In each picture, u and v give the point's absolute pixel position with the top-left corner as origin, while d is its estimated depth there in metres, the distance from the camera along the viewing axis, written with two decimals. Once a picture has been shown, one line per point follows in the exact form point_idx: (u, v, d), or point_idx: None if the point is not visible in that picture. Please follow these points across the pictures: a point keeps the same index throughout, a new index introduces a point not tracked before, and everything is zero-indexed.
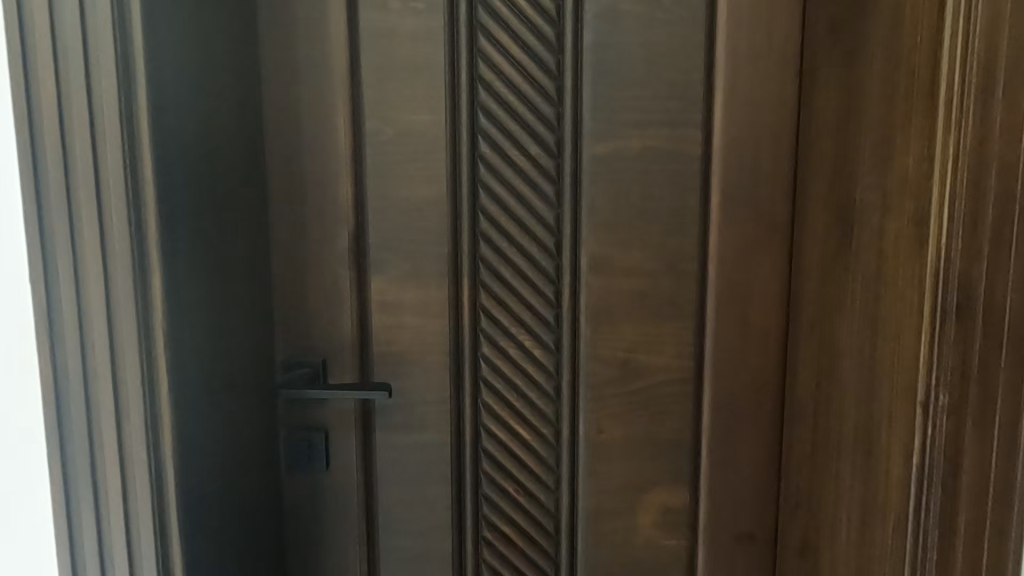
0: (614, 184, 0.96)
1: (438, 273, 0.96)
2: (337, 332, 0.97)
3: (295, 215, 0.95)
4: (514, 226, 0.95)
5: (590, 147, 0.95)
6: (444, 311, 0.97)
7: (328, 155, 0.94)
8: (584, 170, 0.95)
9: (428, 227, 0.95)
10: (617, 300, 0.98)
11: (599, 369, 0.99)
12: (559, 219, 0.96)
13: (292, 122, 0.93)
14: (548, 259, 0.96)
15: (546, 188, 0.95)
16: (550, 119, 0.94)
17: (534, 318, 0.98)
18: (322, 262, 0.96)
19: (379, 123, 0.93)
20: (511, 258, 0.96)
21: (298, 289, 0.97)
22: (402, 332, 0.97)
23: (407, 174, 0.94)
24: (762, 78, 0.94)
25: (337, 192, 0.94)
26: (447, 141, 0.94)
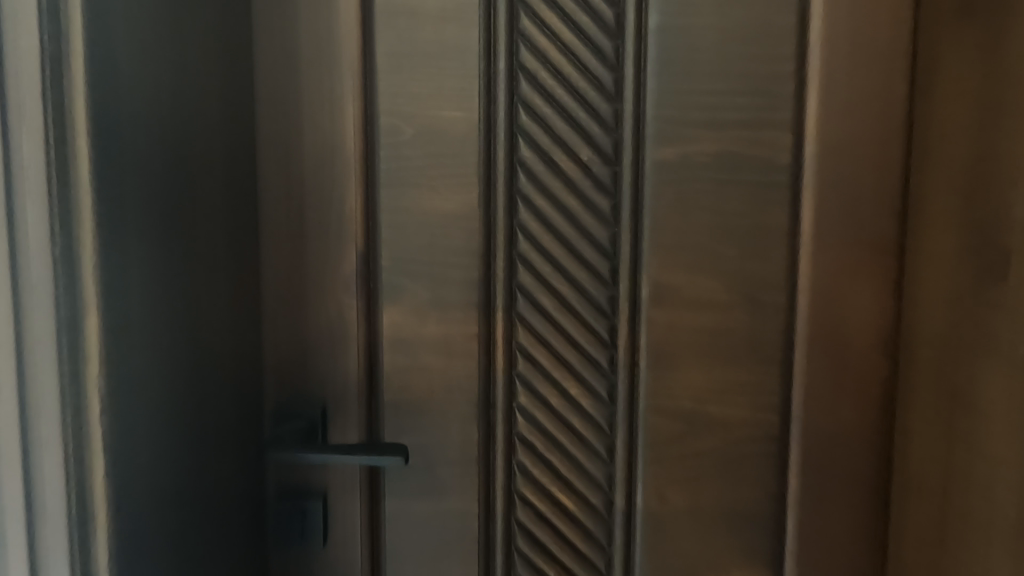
0: (684, 197, 0.78)
1: (467, 304, 0.78)
2: (341, 376, 0.79)
3: (292, 234, 0.78)
4: (560, 249, 0.78)
5: (654, 153, 0.78)
6: (471, 350, 0.79)
7: (332, 160, 0.77)
8: (647, 181, 0.78)
9: (455, 248, 0.77)
10: (685, 340, 0.80)
11: (661, 424, 0.81)
12: (615, 241, 0.78)
13: (290, 119, 0.76)
14: (603, 290, 0.79)
15: (602, 202, 0.78)
16: (606, 120, 0.77)
17: (584, 361, 0.80)
18: (325, 289, 0.78)
19: (395, 120, 0.76)
20: (556, 288, 0.78)
21: (294, 322, 0.79)
22: (419, 377, 0.79)
23: (428, 183, 0.77)
24: (865, 70, 0.77)
25: (343, 205, 0.77)
26: (479, 143, 0.76)
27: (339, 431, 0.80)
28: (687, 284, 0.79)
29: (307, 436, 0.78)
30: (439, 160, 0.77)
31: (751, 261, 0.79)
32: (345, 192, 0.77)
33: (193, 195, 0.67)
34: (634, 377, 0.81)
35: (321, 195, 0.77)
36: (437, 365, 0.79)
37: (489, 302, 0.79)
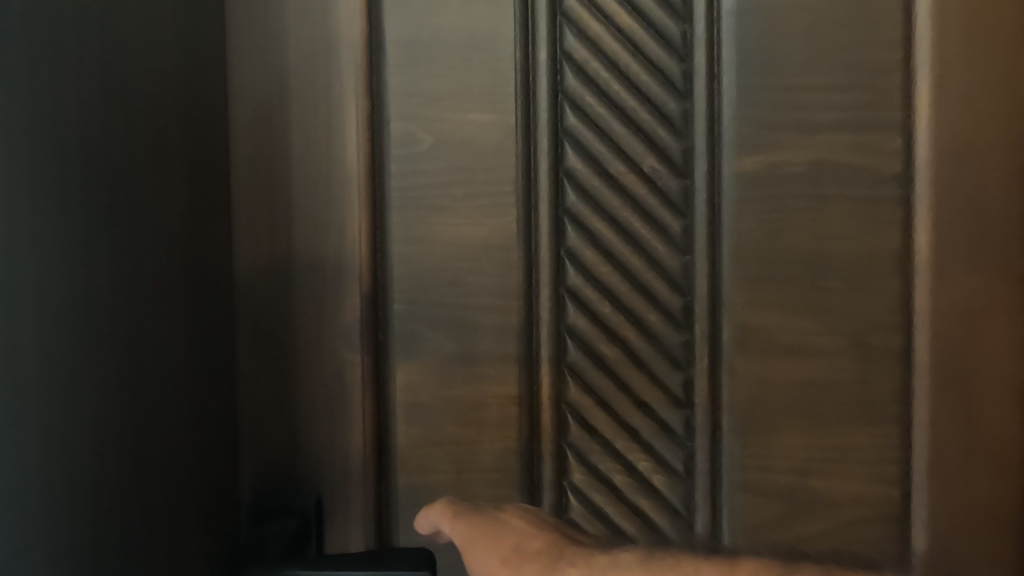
0: (772, 217, 0.62)
1: (503, 358, 0.61)
2: (340, 453, 0.61)
3: (277, 272, 0.61)
4: (621, 283, 0.61)
5: (734, 164, 0.61)
6: (510, 417, 0.61)
7: (328, 177, 0.60)
8: (725, 199, 0.62)
9: (488, 286, 0.60)
10: (778, 395, 0.63)
11: (751, 505, 0.63)
12: (690, 274, 0.62)
13: (274, 128, 0.60)
14: (674, 336, 0.62)
15: (671, 224, 0.62)
16: (675, 124, 0.61)
17: (654, 426, 0.62)
18: (320, 341, 0.61)
19: (410, 125, 0.60)
20: (617, 333, 0.62)
21: (281, 384, 0.61)
22: (443, 453, 0.61)
23: (453, 204, 0.60)
24: (986, 57, 0.62)
25: (342, 234, 0.60)
26: (516, 153, 0.60)
27: (338, 527, 0.61)
28: (779, 325, 0.63)
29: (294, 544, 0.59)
30: (465, 175, 0.60)
31: (857, 295, 0.63)
32: (344, 219, 0.60)
33: (148, 234, 0.48)
34: (716, 445, 0.63)
35: (314, 222, 0.60)
36: (467, 437, 0.61)
37: (531, 355, 0.61)
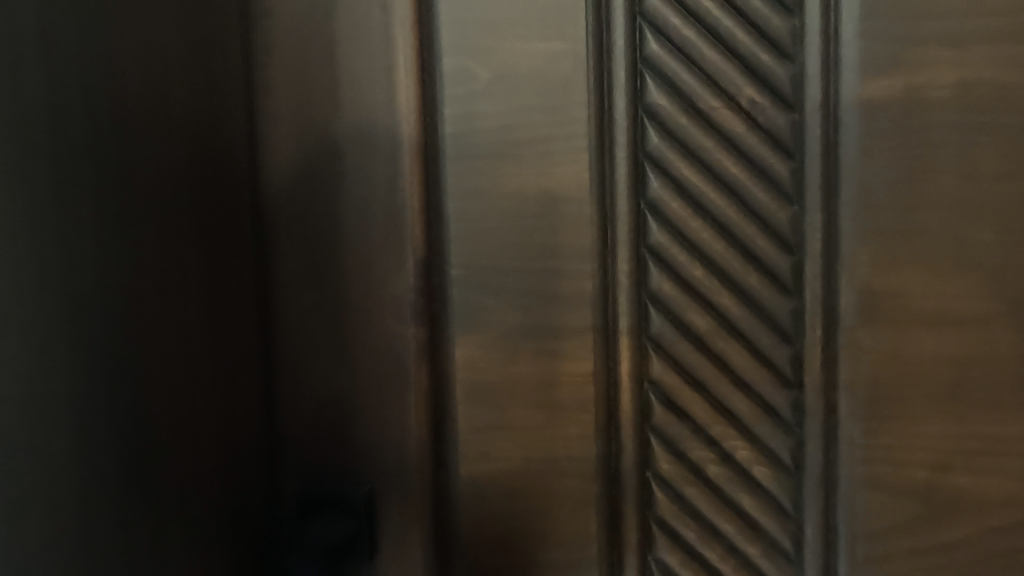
0: (907, 153, 0.50)
1: (576, 329, 0.53)
2: (395, 439, 0.54)
3: (314, 244, 0.54)
4: (716, 240, 0.52)
5: (857, 92, 0.50)
6: (585, 398, 0.53)
7: (371, 127, 0.52)
8: (846, 134, 0.51)
9: (557, 246, 0.52)
10: (917, 374, 0.51)
11: (877, 504, 0.53)
12: (801, 226, 0.52)
13: (307, 71, 0.53)
14: (781, 302, 0.52)
15: (777, 166, 0.51)
16: (782, 46, 0.51)
17: (756, 409, 0.53)
18: (368, 312, 0.54)
19: (465, 62, 0.52)
20: (710, 299, 0.52)
21: (325, 359, 0.54)
22: (509, 438, 0.54)
23: (516, 152, 0.52)
24: None
25: (388, 194, 0.52)
26: (588, 90, 0.51)
27: (390, 524, 0.54)
28: (919, 289, 0.50)
29: (337, 551, 0.53)
30: (529, 116, 0.52)
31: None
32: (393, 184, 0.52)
33: (138, 170, 0.42)
34: (833, 433, 0.53)
35: (359, 189, 0.53)
36: (536, 421, 0.54)
37: (609, 326, 0.53)
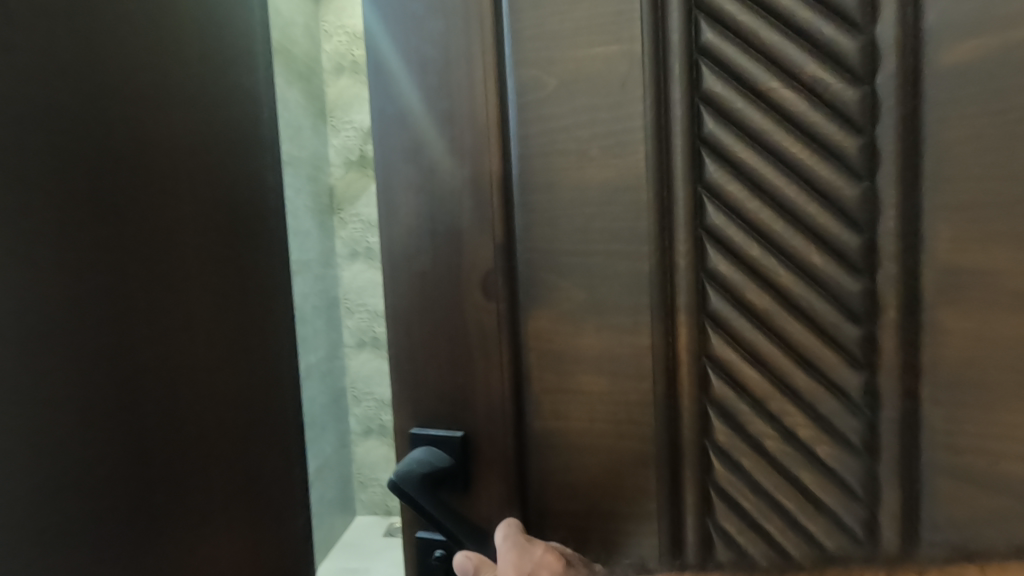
0: (1005, 118, 0.46)
1: (635, 306, 0.58)
2: (484, 397, 0.64)
3: (419, 235, 0.64)
4: (775, 221, 0.54)
5: (939, 58, 0.48)
6: (644, 367, 0.59)
7: (459, 136, 0.61)
8: (927, 104, 0.48)
9: (617, 232, 0.58)
10: (1016, 360, 0.47)
11: (963, 496, 0.50)
12: (871, 205, 0.51)
13: (409, 91, 0.63)
14: (848, 280, 0.52)
15: (844, 144, 0.52)
16: (851, 20, 0.51)
17: (819, 387, 0.54)
18: (461, 293, 0.63)
19: (536, 71, 0.59)
20: (770, 277, 0.54)
21: (430, 331, 0.66)
22: (576, 400, 0.62)
23: (580, 148, 0.58)
24: None
25: (473, 189, 0.62)
26: (645, 86, 0.56)
27: (483, 465, 0.65)
28: (1017, 267, 0.46)
29: (435, 481, 0.65)
30: (592, 114, 0.58)
31: None
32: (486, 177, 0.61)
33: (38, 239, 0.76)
34: (913, 419, 0.51)
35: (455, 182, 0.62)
36: (601, 386, 0.61)
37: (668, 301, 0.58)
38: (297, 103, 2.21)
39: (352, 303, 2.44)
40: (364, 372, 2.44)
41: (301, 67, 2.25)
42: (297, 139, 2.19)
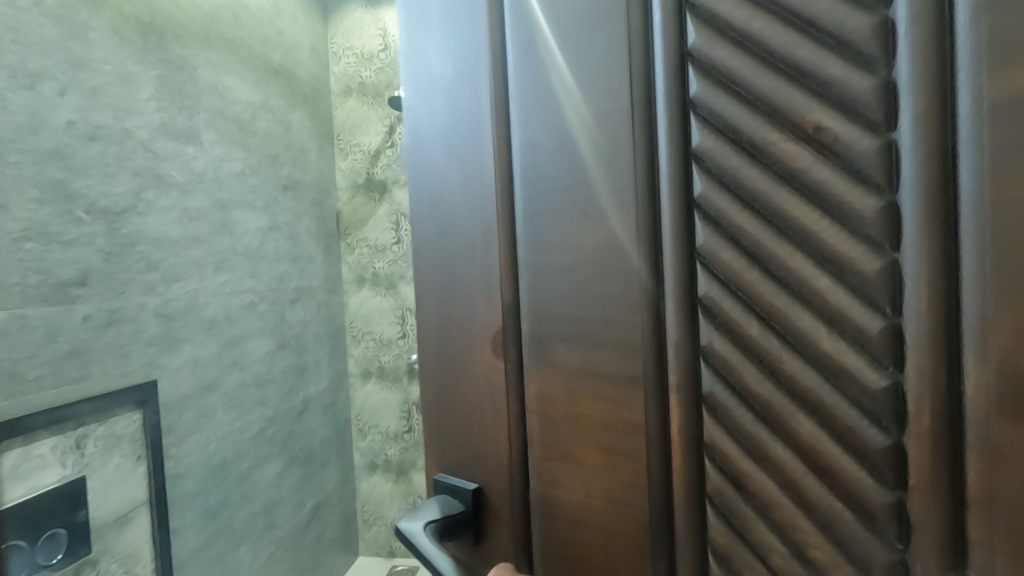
0: None
1: (626, 381, 0.50)
2: (494, 463, 0.60)
3: (443, 293, 0.63)
4: (779, 296, 0.44)
5: (980, 95, 0.34)
6: (638, 448, 0.50)
7: (471, 192, 0.58)
8: (966, 159, 0.35)
9: (610, 296, 0.50)
10: None
11: None
12: (897, 283, 0.38)
13: (432, 149, 0.62)
14: (868, 376, 0.40)
15: (867, 207, 0.40)
16: (865, 57, 0.39)
17: (842, 510, 0.42)
18: (473, 355, 0.60)
19: (536, 118, 0.54)
20: (772, 360, 0.44)
21: (448, 391, 0.63)
22: (576, 472, 0.54)
23: (578, 199, 0.51)
24: None
25: (483, 243, 0.58)
26: (635, 137, 0.48)
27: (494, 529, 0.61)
28: None
29: (445, 531, 0.60)
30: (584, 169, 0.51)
31: None
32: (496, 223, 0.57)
33: None
34: None
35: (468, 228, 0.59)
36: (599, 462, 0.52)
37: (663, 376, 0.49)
38: (302, 128, 2.21)
39: (358, 331, 2.51)
40: (368, 406, 2.51)
41: (307, 92, 2.26)
42: (302, 165, 2.19)
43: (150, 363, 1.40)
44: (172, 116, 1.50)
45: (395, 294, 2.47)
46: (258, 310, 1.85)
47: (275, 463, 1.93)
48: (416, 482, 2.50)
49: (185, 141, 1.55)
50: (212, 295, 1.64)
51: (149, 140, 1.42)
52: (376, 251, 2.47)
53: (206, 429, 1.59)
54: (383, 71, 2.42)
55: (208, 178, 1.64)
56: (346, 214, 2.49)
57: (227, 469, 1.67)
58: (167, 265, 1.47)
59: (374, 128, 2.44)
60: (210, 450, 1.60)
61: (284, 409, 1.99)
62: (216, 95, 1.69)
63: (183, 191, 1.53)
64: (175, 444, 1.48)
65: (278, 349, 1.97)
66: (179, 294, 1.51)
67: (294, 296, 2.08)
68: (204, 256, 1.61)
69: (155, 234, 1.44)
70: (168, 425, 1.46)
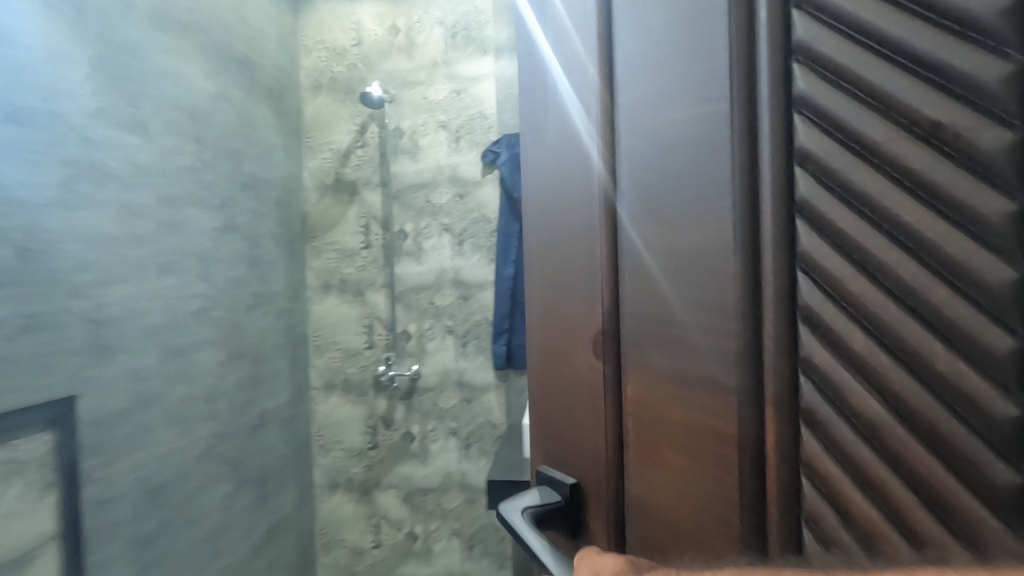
0: None
1: (716, 388, 0.40)
2: (588, 466, 0.53)
3: (547, 280, 0.59)
4: (884, 302, 0.31)
5: None
6: (728, 460, 0.39)
7: (574, 171, 0.53)
8: None
9: (706, 283, 0.40)
10: None
11: None
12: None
13: (543, 130, 0.59)
14: (998, 406, 0.27)
15: (1007, 222, 0.27)
16: (991, 38, 0.27)
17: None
18: (573, 347, 0.55)
19: (638, 78, 0.46)
20: (877, 378, 0.32)
21: (551, 385, 0.60)
22: (667, 477, 0.45)
23: (676, 167, 0.42)
24: None
25: (573, 224, 0.54)
26: (731, 100, 0.38)
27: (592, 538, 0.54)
28: None
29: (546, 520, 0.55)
30: (672, 136, 0.43)
31: None
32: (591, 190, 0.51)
33: None
34: None
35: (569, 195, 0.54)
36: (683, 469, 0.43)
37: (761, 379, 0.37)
38: (266, 122, 2.06)
39: (322, 341, 2.35)
40: (332, 420, 2.35)
41: (273, 85, 2.12)
42: (265, 162, 2.03)
43: (74, 375, 1.22)
44: (113, 103, 1.34)
45: (363, 302, 2.33)
46: (209, 317, 1.68)
47: (223, 486, 1.74)
48: (380, 503, 2.34)
49: (130, 131, 1.38)
50: (154, 299, 1.46)
51: (83, 126, 1.25)
52: (343, 257, 2.33)
53: (142, 448, 1.40)
54: (356, 67, 2.31)
55: (156, 172, 1.47)
56: (312, 216, 2.34)
57: (166, 493, 1.48)
58: (99, 266, 1.30)
59: (345, 126, 2.32)
60: (148, 472, 1.42)
61: (235, 425, 1.81)
62: (167, 81, 1.52)
63: (124, 184, 1.36)
64: (104, 466, 1.29)
65: (230, 359, 1.80)
66: (115, 299, 1.34)
67: (252, 302, 1.92)
68: (147, 257, 1.44)
69: (89, 231, 1.27)
70: (96, 443, 1.27)
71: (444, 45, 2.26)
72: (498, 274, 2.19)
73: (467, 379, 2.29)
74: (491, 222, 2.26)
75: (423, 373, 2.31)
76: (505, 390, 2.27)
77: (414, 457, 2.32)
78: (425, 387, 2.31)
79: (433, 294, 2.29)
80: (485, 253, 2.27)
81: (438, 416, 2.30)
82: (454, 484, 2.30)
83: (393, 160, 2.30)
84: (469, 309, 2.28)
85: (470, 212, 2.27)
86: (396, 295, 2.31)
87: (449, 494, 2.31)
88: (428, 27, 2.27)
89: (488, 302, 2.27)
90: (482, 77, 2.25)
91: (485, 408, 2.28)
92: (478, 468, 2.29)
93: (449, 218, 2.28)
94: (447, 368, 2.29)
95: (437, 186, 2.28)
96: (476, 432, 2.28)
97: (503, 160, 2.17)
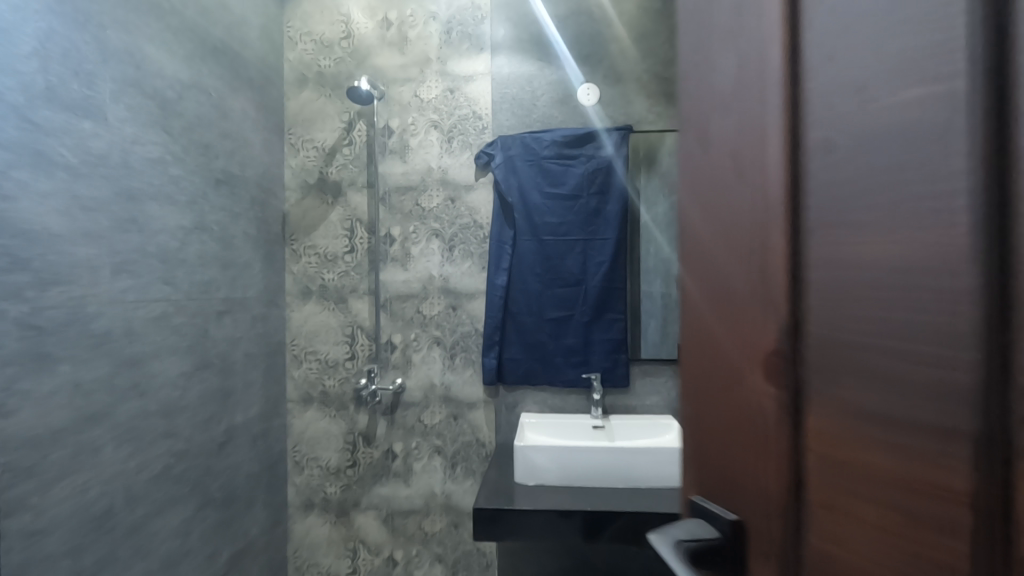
0: None
1: (948, 436, 0.34)
2: (754, 503, 0.49)
3: (709, 290, 0.55)
4: None
5: None
6: (956, 519, 0.33)
7: (749, 173, 0.49)
8: None
9: (932, 309, 0.34)
10: None
11: None
12: None
13: (711, 127, 0.55)
14: None
15: None
16: None
17: None
18: (740, 368, 0.50)
19: (840, 68, 0.40)
20: None
21: (710, 407, 0.55)
22: (862, 521, 0.39)
23: (889, 172, 0.37)
24: None
25: (748, 231, 0.49)
26: (972, 87, 0.32)
27: None
28: None
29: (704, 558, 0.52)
30: (872, 130, 0.38)
31: None
32: (767, 196, 0.47)
33: None
34: None
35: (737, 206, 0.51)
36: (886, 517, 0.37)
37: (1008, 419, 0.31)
38: (245, 116, 1.92)
39: (300, 350, 2.21)
40: (308, 435, 2.20)
41: (254, 76, 1.99)
42: (241, 158, 1.90)
43: (4, 388, 1.08)
44: (63, 81, 1.21)
45: (344, 310, 2.19)
46: (171, 324, 1.54)
47: (182, 509, 1.59)
48: (357, 526, 2.19)
49: (82, 115, 1.25)
50: (108, 303, 1.33)
51: (25, 107, 1.12)
52: (325, 261, 2.19)
53: (85, 470, 1.26)
54: (344, 62, 2.19)
55: (114, 162, 1.34)
56: (293, 217, 2.20)
57: (112, 521, 1.34)
58: (42, 266, 1.16)
59: (331, 123, 2.20)
60: (90, 497, 1.27)
61: (198, 443, 1.66)
62: (130, 65, 1.40)
63: (73, 173, 1.23)
64: (37, 492, 1.14)
65: (196, 370, 1.65)
66: (58, 302, 1.20)
67: (222, 308, 1.78)
68: (99, 256, 1.30)
69: (29, 223, 1.13)
70: (29, 466, 1.13)
71: (438, 41, 2.15)
72: (490, 282, 2.10)
73: (453, 395, 2.15)
74: (483, 228, 2.14)
75: (407, 387, 2.16)
76: (494, 406, 2.13)
77: (395, 477, 2.17)
78: (409, 402, 2.16)
79: (419, 303, 2.16)
80: (475, 261, 2.14)
81: (422, 433, 2.16)
82: (437, 506, 2.16)
83: (380, 160, 2.17)
84: (458, 320, 2.15)
85: (460, 218, 2.15)
86: (380, 303, 2.17)
87: (431, 517, 2.16)
88: (421, 21, 2.15)
89: (477, 312, 2.14)
90: (476, 75, 2.13)
91: (473, 426, 2.14)
92: (463, 490, 2.14)
93: (439, 223, 2.15)
94: (433, 383, 2.15)
95: (426, 189, 2.16)
96: (462, 451, 2.14)
97: (497, 163, 2.09)
